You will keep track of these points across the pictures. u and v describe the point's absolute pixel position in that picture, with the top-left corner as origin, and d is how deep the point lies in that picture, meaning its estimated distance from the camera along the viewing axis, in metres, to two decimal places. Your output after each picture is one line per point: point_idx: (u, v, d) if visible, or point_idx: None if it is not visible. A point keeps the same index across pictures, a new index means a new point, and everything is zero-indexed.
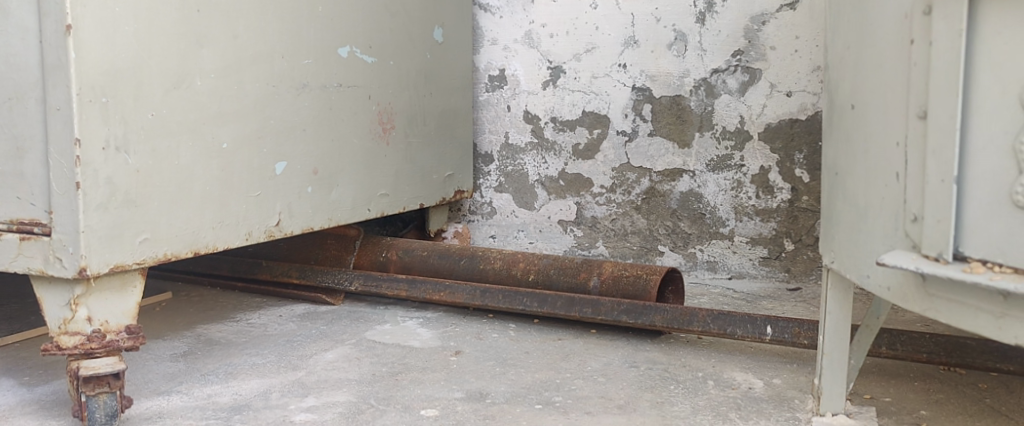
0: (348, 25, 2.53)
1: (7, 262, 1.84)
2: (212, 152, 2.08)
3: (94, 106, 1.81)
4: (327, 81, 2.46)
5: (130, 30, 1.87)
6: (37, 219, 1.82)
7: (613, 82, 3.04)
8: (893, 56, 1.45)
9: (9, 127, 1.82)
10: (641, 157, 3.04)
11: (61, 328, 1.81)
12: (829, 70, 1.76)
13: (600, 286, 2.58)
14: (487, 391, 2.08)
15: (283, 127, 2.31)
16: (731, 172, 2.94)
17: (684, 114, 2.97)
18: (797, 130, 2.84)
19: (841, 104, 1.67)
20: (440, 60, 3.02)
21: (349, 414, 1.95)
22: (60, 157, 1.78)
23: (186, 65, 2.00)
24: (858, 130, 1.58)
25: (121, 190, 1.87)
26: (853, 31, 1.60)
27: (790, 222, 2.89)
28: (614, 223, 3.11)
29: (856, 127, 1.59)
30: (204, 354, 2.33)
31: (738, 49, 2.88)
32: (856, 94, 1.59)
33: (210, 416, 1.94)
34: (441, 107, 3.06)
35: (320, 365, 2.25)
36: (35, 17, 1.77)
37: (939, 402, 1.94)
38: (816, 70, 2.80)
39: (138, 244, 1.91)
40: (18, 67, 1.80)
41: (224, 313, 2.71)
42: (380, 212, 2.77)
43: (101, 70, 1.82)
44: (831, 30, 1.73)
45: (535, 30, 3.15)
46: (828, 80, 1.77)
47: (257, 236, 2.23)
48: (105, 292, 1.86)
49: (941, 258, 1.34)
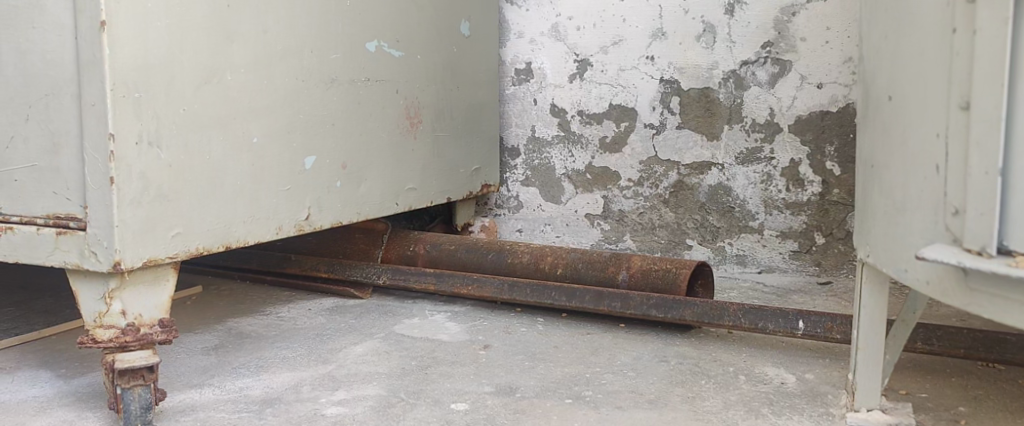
0: (376, 19, 2.53)
1: (45, 257, 1.86)
2: (243, 148, 2.09)
3: (128, 101, 1.81)
4: (356, 75, 2.47)
5: (161, 25, 1.87)
6: (73, 213, 1.84)
7: (641, 75, 3.03)
8: (933, 46, 1.43)
9: (44, 123, 1.83)
10: (669, 150, 3.02)
11: (96, 322, 1.83)
12: (864, 60, 1.74)
13: (629, 280, 2.57)
14: (517, 385, 2.08)
15: (312, 122, 2.31)
16: (760, 165, 2.91)
17: (712, 107, 2.94)
18: (828, 122, 2.81)
19: (877, 95, 1.65)
20: (467, 53, 3.02)
21: (379, 407, 1.95)
22: (94, 153, 1.79)
23: (218, 60, 2.01)
24: (895, 121, 1.56)
25: (154, 184, 1.88)
26: (891, 21, 1.58)
27: (820, 216, 2.86)
28: (641, 217, 3.10)
29: (893, 119, 1.57)
30: (235, 348, 2.34)
31: (769, 40, 2.85)
32: (894, 85, 1.57)
33: (242, 409, 1.95)
34: (468, 100, 3.06)
35: (350, 358, 2.26)
36: (70, 13, 1.78)
37: (977, 398, 1.92)
38: (847, 61, 2.77)
39: (172, 238, 1.92)
40: (54, 64, 1.81)
41: (254, 306, 2.73)
42: (408, 206, 2.77)
43: (135, 65, 1.82)
44: (868, 20, 1.71)
45: (561, 23, 3.14)
46: (863, 72, 1.75)
47: (286, 230, 2.24)
48: (138, 285, 1.87)
49: (983, 252, 1.32)
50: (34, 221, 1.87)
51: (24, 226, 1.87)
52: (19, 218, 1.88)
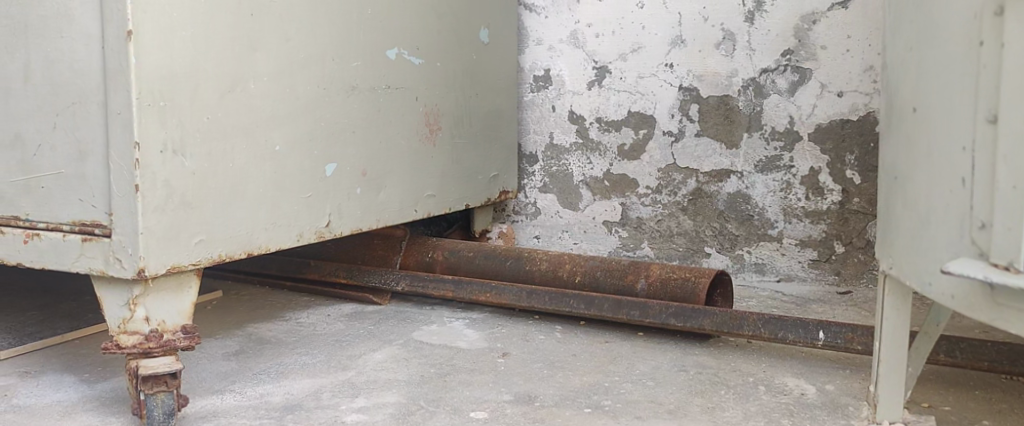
0: (397, 27, 2.54)
1: (69, 263, 1.88)
2: (265, 155, 2.11)
3: (153, 109, 1.83)
4: (376, 82, 2.48)
5: (187, 34, 1.89)
6: (98, 220, 1.85)
7: (660, 82, 3.02)
8: (959, 58, 1.43)
9: (71, 131, 1.85)
10: (688, 157, 3.01)
11: (120, 328, 1.85)
12: (888, 71, 1.74)
13: (647, 288, 2.57)
14: (536, 394, 2.08)
15: (333, 129, 2.33)
16: (780, 173, 2.90)
17: (732, 115, 2.94)
18: (848, 130, 2.80)
19: (901, 107, 1.65)
20: (486, 61, 3.03)
21: (400, 415, 1.96)
22: (119, 160, 1.81)
23: (241, 67, 2.03)
24: (919, 133, 1.56)
25: (178, 192, 1.89)
26: (916, 32, 1.57)
27: (840, 225, 2.85)
28: (660, 224, 3.09)
29: (918, 131, 1.57)
30: (255, 353, 2.35)
31: (788, 48, 2.84)
32: (919, 97, 1.57)
33: (263, 415, 1.96)
34: (487, 108, 3.06)
35: (369, 365, 2.26)
36: (97, 23, 1.80)
37: (1001, 412, 1.90)
38: (868, 70, 2.76)
39: (195, 245, 1.94)
40: (81, 72, 1.83)
41: (273, 312, 2.74)
42: (426, 213, 2.78)
43: (160, 74, 1.84)
44: (892, 31, 1.70)
45: (580, 30, 3.14)
46: (887, 82, 1.74)
47: (307, 237, 2.25)
48: (162, 292, 1.88)
49: (1011, 267, 1.31)
50: (59, 228, 1.89)
51: (50, 232, 1.90)
52: (45, 224, 1.90)
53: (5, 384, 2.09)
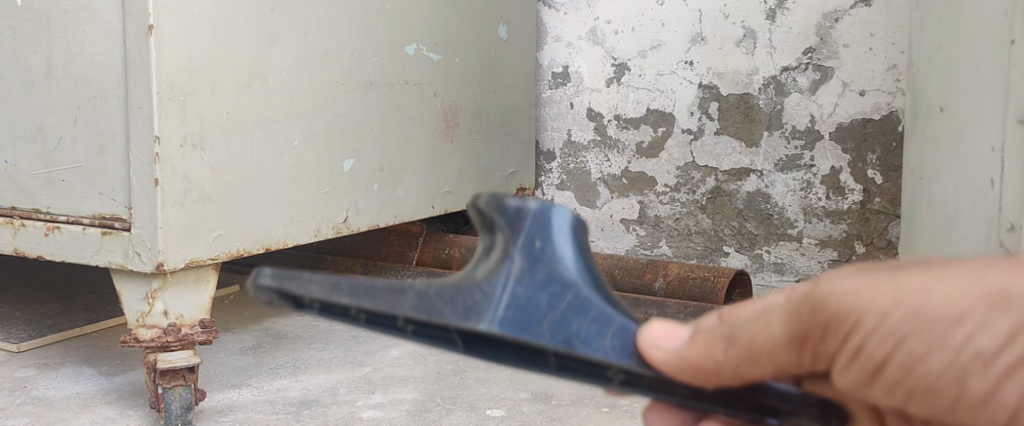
0: (416, 23, 2.53)
1: (90, 256, 1.89)
2: (284, 149, 2.11)
3: (173, 104, 1.83)
4: (395, 78, 2.47)
5: (207, 28, 1.88)
6: (118, 214, 1.86)
7: (680, 80, 3.00)
8: (995, 57, 1.39)
9: (92, 124, 1.85)
10: (707, 156, 2.99)
11: (139, 321, 1.85)
12: (928, 70, 1.71)
13: (666, 288, 2.55)
14: (553, 392, 2.07)
15: (352, 125, 2.32)
16: (800, 172, 2.88)
17: (752, 113, 2.91)
18: (870, 130, 2.77)
19: (941, 108, 1.63)
20: (505, 57, 3.02)
21: (416, 412, 1.95)
22: (139, 155, 1.81)
23: (260, 63, 2.02)
24: (959, 134, 1.54)
25: (197, 186, 1.89)
26: (960, 26, 1.54)
27: (861, 225, 2.82)
28: (678, 222, 3.07)
29: (959, 129, 1.54)
30: (272, 348, 2.35)
31: (810, 46, 2.81)
32: (961, 94, 1.53)
33: (280, 410, 1.95)
34: (505, 105, 3.05)
35: (385, 361, 2.26)
36: (119, 17, 1.80)
37: None
38: (892, 69, 2.73)
39: (213, 240, 1.93)
40: (102, 67, 1.83)
41: (290, 307, 2.74)
42: (444, 209, 2.77)
43: (181, 69, 1.83)
44: (936, 24, 1.66)
45: (600, 26, 3.12)
46: (931, 77, 1.71)
47: (325, 232, 2.26)
48: (180, 286, 1.89)
49: None
50: (80, 221, 1.90)
51: (71, 225, 1.90)
52: (66, 217, 1.91)
53: (25, 376, 2.10)
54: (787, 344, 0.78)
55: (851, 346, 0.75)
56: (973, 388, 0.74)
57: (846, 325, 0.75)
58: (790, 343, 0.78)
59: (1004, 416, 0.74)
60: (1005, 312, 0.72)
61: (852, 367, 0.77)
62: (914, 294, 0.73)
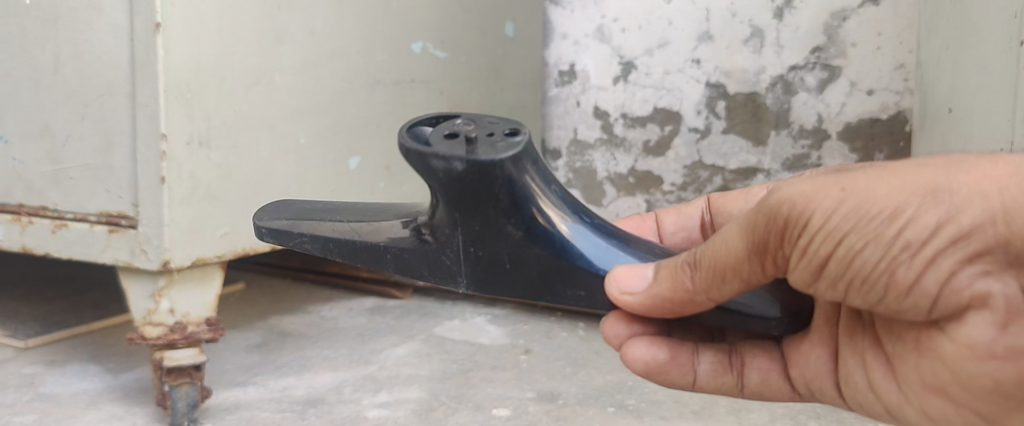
0: (423, 21, 2.53)
1: (97, 253, 1.89)
2: (291, 147, 2.10)
3: (180, 102, 1.82)
4: (401, 76, 2.47)
5: (214, 27, 1.88)
6: (124, 211, 1.85)
7: (687, 78, 2.99)
8: (1004, 57, 1.38)
9: (99, 122, 1.85)
10: (714, 154, 2.98)
11: (145, 319, 1.86)
12: (939, 69, 1.70)
13: None
14: (559, 391, 2.06)
15: (358, 123, 2.32)
16: (808, 171, 2.87)
17: (760, 112, 2.90)
18: (877, 130, 2.76)
19: (951, 109, 1.62)
20: (511, 55, 3.01)
21: (421, 411, 1.95)
22: (146, 152, 1.81)
23: (267, 61, 2.02)
24: (969, 135, 1.53)
25: (203, 184, 1.89)
26: (969, 25, 1.53)
27: None
28: None
29: (968, 130, 1.53)
30: (278, 346, 2.35)
31: (817, 45, 2.80)
32: (970, 93, 1.52)
33: (286, 409, 1.95)
34: (512, 103, 3.04)
35: (391, 360, 2.26)
36: (126, 15, 1.80)
37: None
38: (900, 68, 2.72)
39: (220, 237, 1.93)
40: (109, 64, 1.83)
41: (296, 305, 2.74)
42: None
43: (188, 67, 1.83)
44: (945, 23, 1.65)
45: (607, 24, 3.11)
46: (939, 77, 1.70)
47: None
48: (187, 284, 1.89)
49: None
50: (87, 218, 1.90)
51: (78, 223, 1.91)
52: (72, 215, 1.91)
53: (32, 373, 2.10)
54: (747, 259, 1.15)
55: (809, 247, 1.11)
56: (902, 276, 1.09)
57: (799, 229, 1.11)
58: (753, 256, 1.14)
59: (927, 288, 1.10)
60: (934, 205, 1.07)
61: (801, 265, 1.13)
62: (856, 194, 1.09)
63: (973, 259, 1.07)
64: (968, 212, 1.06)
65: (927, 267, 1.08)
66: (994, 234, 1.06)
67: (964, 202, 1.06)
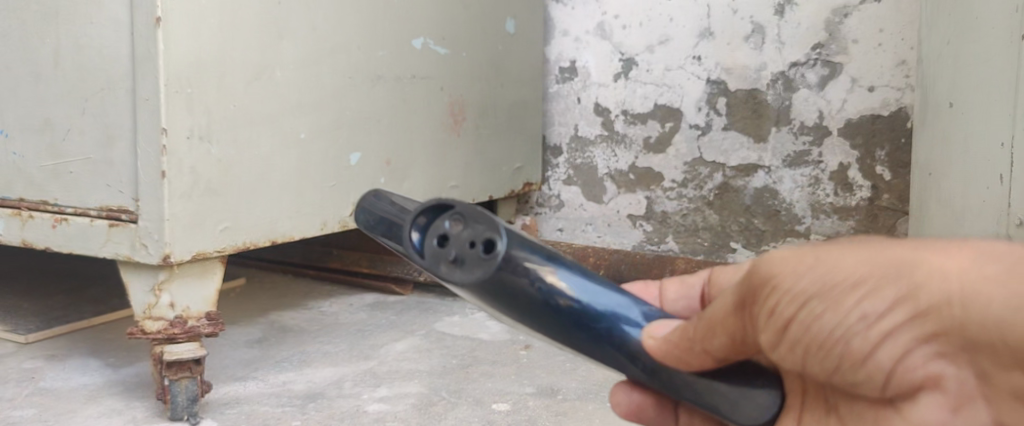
0: (424, 17, 2.53)
1: (97, 248, 1.89)
2: (291, 142, 2.11)
3: (180, 96, 1.82)
4: (402, 72, 2.47)
5: (214, 22, 1.88)
6: (124, 206, 1.86)
7: (688, 75, 2.99)
8: (1006, 51, 1.38)
9: (100, 117, 1.85)
10: (714, 151, 2.98)
11: (146, 313, 1.86)
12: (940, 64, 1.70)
13: None
14: (558, 387, 2.06)
15: (359, 118, 2.32)
16: (808, 168, 2.87)
17: (760, 108, 2.90)
18: (879, 126, 2.75)
19: (952, 104, 1.62)
20: (512, 52, 3.01)
21: (421, 405, 1.95)
22: (146, 147, 1.81)
23: (267, 57, 2.02)
24: (970, 130, 1.52)
25: (203, 178, 1.89)
26: (970, 20, 1.53)
27: (869, 221, 2.81)
28: (685, 218, 3.06)
29: (968, 125, 1.53)
30: (279, 341, 2.35)
31: (819, 42, 2.79)
32: (971, 89, 1.52)
33: (286, 403, 1.95)
34: (512, 99, 3.04)
35: (391, 355, 2.26)
36: (126, 10, 1.80)
37: None
38: (901, 64, 2.70)
39: (220, 232, 1.94)
40: (110, 59, 1.83)
41: (296, 300, 2.74)
42: None
43: (188, 61, 1.83)
44: (946, 18, 1.65)
45: (607, 21, 3.11)
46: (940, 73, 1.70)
47: (331, 226, 2.26)
48: (187, 278, 1.89)
49: None
50: (87, 213, 1.90)
51: (78, 217, 1.91)
52: (73, 209, 1.91)
53: (32, 367, 2.10)
54: (732, 315, 0.85)
55: (766, 305, 0.82)
56: (856, 348, 0.79)
57: (771, 289, 0.82)
58: (734, 310, 0.85)
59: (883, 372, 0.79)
60: (909, 282, 0.78)
61: (764, 327, 0.83)
62: (835, 259, 0.81)
63: (933, 340, 0.78)
64: (942, 291, 0.77)
65: (886, 342, 0.78)
66: (962, 313, 0.76)
67: (935, 275, 0.77)
